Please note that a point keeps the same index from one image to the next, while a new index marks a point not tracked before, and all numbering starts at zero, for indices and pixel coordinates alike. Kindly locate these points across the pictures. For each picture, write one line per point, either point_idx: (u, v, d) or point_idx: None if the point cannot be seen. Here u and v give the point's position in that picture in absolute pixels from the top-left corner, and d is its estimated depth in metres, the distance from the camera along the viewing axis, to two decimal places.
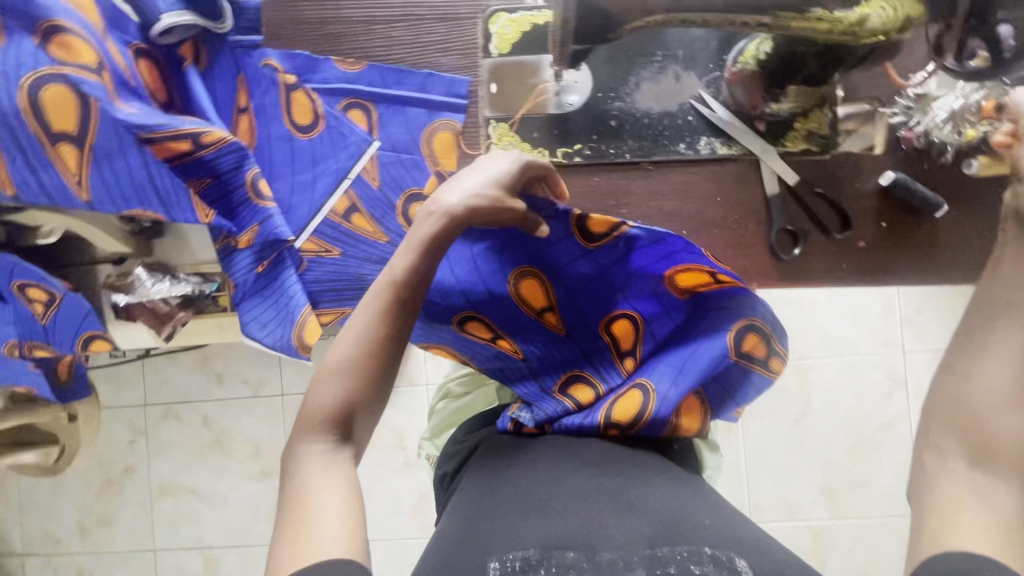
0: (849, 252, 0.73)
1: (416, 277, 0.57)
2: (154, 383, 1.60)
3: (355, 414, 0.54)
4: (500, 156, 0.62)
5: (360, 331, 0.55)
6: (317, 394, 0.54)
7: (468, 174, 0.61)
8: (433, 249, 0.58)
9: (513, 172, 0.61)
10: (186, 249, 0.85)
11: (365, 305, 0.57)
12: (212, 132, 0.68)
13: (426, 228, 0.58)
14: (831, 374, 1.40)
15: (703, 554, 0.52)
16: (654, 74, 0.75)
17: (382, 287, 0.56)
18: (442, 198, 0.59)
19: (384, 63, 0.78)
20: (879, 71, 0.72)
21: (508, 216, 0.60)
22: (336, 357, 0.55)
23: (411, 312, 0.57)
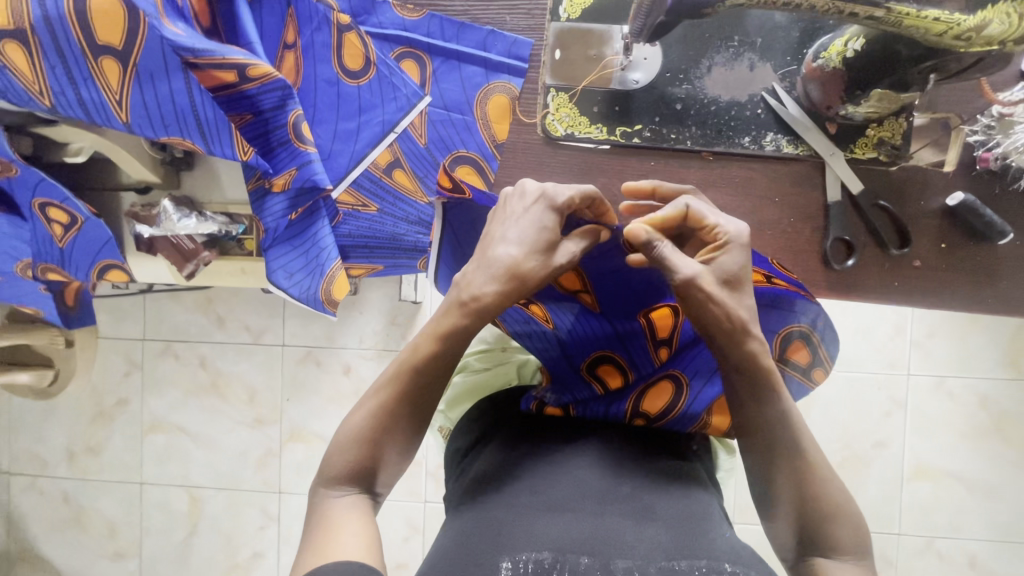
0: (902, 270, 0.71)
1: (437, 366, 0.55)
2: (154, 319, 1.57)
3: (371, 483, 0.56)
4: (532, 210, 0.57)
5: (377, 407, 0.55)
6: (334, 458, 0.55)
7: (501, 245, 0.55)
8: (458, 338, 0.55)
9: (551, 226, 0.56)
10: (215, 187, 0.82)
11: (386, 383, 0.56)
12: (259, 66, 0.63)
13: (448, 320, 0.55)
14: (834, 389, 1.40)
15: (723, 571, 0.49)
16: (728, 60, 0.71)
17: (402, 371, 0.55)
18: (475, 285, 0.54)
19: (446, 13, 0.73)
20: (968, 85, 0.68)
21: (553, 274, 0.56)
22: (352, 433, 0.55)
23: (430, 397, 0.56)
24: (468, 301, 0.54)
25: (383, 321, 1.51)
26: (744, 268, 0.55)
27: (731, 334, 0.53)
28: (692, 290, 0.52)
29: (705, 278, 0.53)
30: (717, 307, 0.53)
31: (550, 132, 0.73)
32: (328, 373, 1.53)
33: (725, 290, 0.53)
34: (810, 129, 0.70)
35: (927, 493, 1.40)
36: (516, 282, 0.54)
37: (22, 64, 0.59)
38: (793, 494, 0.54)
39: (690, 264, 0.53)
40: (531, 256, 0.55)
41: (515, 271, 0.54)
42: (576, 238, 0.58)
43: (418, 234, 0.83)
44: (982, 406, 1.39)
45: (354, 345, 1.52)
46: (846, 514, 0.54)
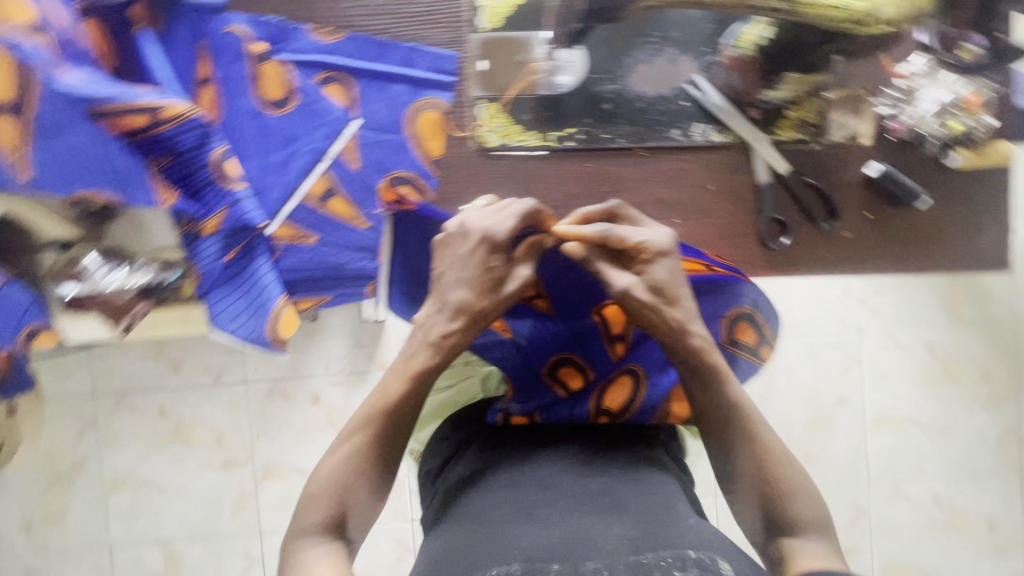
0: (835, 242, 0.74)
1: (406, 406, 0.57)
2: (104, 372, 1.49)
3: (347, 526, 0.56)
4: (476, 252, 0.57)
5: (347, 450, 0.56)
6: (308, 510, 0.56)
7: (453, 285, 0.57)
8: (428, 377, 0.57)
9: (496, 262, 0.58)
10: (143, 234, 0.78)
11: (356, 428, 0.57)
12: (170, 107, 0.64)
13: (420, 359, 0.57)
14: (795, 354, 1.45)
15: (688, 558, 0.49)
16: (649, 56, 0.72)
17: (374, 414, 0.56)
18: (433, 329, 0.57)
19: (365, 33, 0.73)
20: (871, 62, 0.72)
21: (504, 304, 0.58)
22: (325, 478, 0.56)
23: (402, 438, 0.57)
24: (436, 339, 0.57)
25: (348, 344, 1.48)
26: (675, 276, 0.58)
27: (681, 339, 0.57)
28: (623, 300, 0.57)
29: (635, 289, 0.57)
30: (654, 314, 0.57)
31: (484, 143, 0.73)
32: (296, 405, 1.49)
33: (655, 298, 0.57)
34: (734, 115, 0.72)
35: (891, 441, 1.48)
36: (472, 316, 0.57)
37: None
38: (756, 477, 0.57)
39: (621, 278, 0.57)
40: (482, 295, 0.57)
41: (469, 310, 0.57)
42: (523, 257, 0.59)
43: (362, 260, 0.77)
44: (929, 352, 1.47)
45: (321, 373, 1.48)
46: (806, 490, 0.58)
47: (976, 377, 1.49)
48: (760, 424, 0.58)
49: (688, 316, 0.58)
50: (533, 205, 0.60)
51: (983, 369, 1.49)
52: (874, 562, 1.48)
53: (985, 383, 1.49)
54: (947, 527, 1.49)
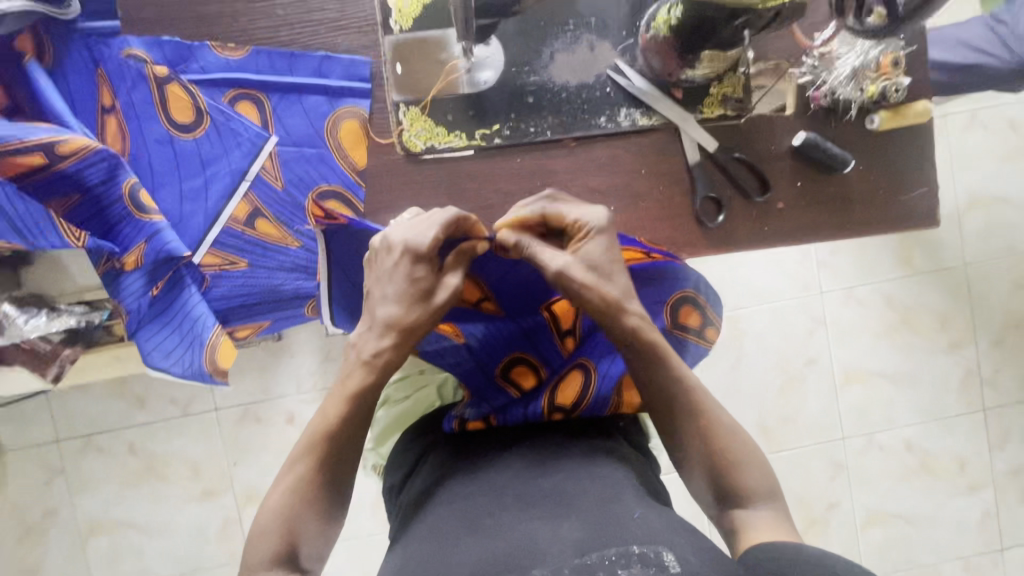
0: (771, 214, 0.74)
1: (350, 426, 0.55)
2: (64, 416, 1.43)
3: (300, 556, 0.54)
4: (399, 265, 0.56)
5: (293, 480, 0.54)
6: (256, 546, 0.53)
7: (381, 304, 0.56)
8: (371, 397, 0.56)
9: (423, 275, 0.56)
10: (64, 278, 0.75)
11: (301, 454, 0.55)
12: (71, 141, 0.61)
13: (354, 380, 0.55)
14: (761, 321, 1.47)
15: (631, 554, 0.49)
16: (568, 44, 0.71)
17: (315, 440, 0.54)
18: (364, 347, 0.56)
19: (271, 46, 0.69)
20: (786, 32, 0.72)
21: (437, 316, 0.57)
22: (272, 511, 0.53)
23: (348, 461, 0.55)
24: (369, 358, 0.56)
25: (317, 359, 1.45)
26: (609, 254, 0.59)
27: (620, 316, 0.57)
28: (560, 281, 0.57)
29: (572, 269, 0.57)
30: (591, 292, 0.56)
31: (409, 148, 0.71)
32: (270, 427, 1.45)
33: (592, 276, 0.57)
34: (658, 97, 0.72)
35: (861, 395, 1.51)
36: (403, 334, 0.56)
37: None
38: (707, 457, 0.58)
39: (557, 257, 0.57)
40: (411, 308, 0.56)
41: (399, 326, 0.56)
42: (450, 266, 0.58)
43: (296, 280, 0.75)
44: (888, 305, 1.51)
45: (293, 392, 1.45)
46: (756, 463, 0.58)
47: (935, 324, 1.53)
48: (707, 402, 0.58)
49: (624, 292, 0.58)
50: (456, 213, 0.58)
51: (940, 315, 1.53)
52: (857, 513, 1.51)
53: (943, 329, 1.53)
54: (921, 471, 1.54)
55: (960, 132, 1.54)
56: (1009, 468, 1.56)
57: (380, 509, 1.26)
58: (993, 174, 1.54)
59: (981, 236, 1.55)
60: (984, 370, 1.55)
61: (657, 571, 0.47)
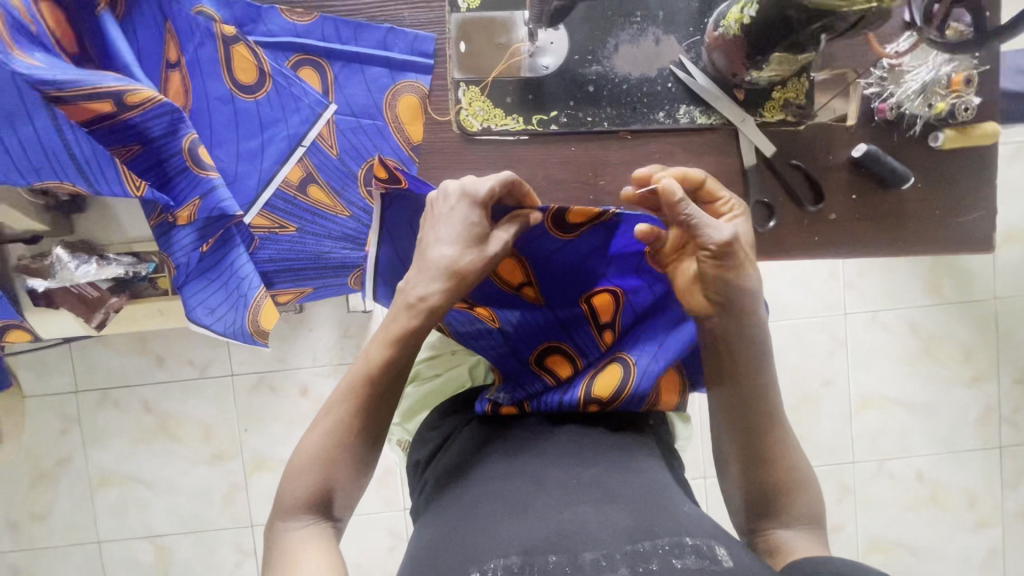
0: (821, 224, 0.73)
1: (390, 370, 0.55)
2: (85, 368, 1.45)
3: (332, 505, 0.54)
4: (457, 209, 0.57)
5: (331, 424, 0.54)
6: (292, 486, 0.53)
7: (435, 246, 0.56)
8: (411, 340, 0.56)
9: (479, 220, 0.57)
10: (114, 226, 0.75)
11: (342, 395, 0.55)
12: (140, 91, 0.60)
13: (401, 321, 0.55)
14: (782, 337, 1.46)
15: (684, 545, 0.49)
16: (633, 37, 0.71)
17: (359, 382, 0.55)
18: (416, 287, 0.56)
19: (339, 15, 0.70)
20: (857, 41, 0.71)
21: (488, 264, 0.57)
22: (307, 455, 0.54)
23: (384, 408, 0.55)
24: (416, 301, 0.55)
25: (336, 335, 1.46)
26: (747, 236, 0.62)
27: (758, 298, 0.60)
28: (728, 251, 0.57)
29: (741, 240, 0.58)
30: (750, 267, 0.59)
31: (466, 127, 0.71)
32: (284, 397, 1.47)
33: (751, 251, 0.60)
34: (720, 97, 0.71)
35: (876, 420, 1.50)
36: (456, 279, 0.56)
37: None
38: (752, 473, 0.60)
39: (724, 227, 0.58)
40: (466, 251, 0.56)
41: (455, 269, 0.56)
42: (505, 224, 0.59)
43: (344, 249, 0.76)
44: (912, 332, 1.49)
45: (309, 364, 1.46)
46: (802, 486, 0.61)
47: (958, 355, 1.51)
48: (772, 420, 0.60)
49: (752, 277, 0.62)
50: (512, 176, 0.59)
51: (965, 347, 1.51)
52: (861, 538, 1.50)
53: (967, 361, 1.51)
54: (930, 502, 1.52)
55: (1004, 162, 1.51)
56: (1020, 508, 1.54)
57: (384, 488, 1.27)
58: None
59: (1013, 271, 1.52)
60: (1004, 408, 1.52)
61: (711, 563, 0.48)
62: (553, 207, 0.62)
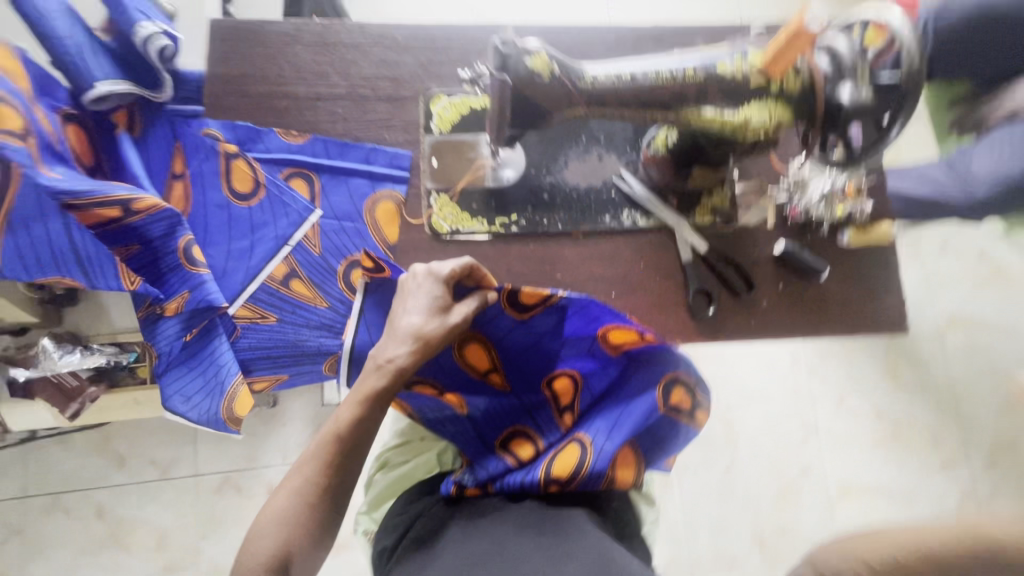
0: (756, 309, 0.82)
1: (361, 429, 0.59)
2: (38, 473, 1.36)
3: (291, 570, 0.54)
4: (423, 285, 0.65)
5: (298, 485, 0.56)
6: (254, 548, 0.53)
7: (404, 316, 0.64)
8: (383, 398, 0.61)
9: (442, 294, 0.65)
10: (103, 319, 0.80)
11: (311, 456, 0.58)
12: (144, 199, 0.69)
13: (372, 381, 0.61)
14: (752, 424, 1.48)
15: None
16: (580, 154, 0.83)
17: (325, 441, 0.58)
18: (393, 353, 0.62)
19: (328, 136, 0.81)
20: (765, 159, 0.85)
21: (452, 333, 0.65)
22: (274, 516, 0.54)
23: (352, 468, 0.58)
24: (384, 363, 0.62)
25: (308, 432, 1.43)
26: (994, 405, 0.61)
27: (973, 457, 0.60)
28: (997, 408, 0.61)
29: None
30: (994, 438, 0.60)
31: (437, 230, 0.80)
32: (249, 499, 1.40)
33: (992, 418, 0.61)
34: (655, 203, 0.82)
35: (858, 511, 1.48)
36: (421, 343, 0.63)
37: None
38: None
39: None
40: (430, 319, 0.64)
41: (421, 334, 0.63)
42: (466, 301, 0.67)
43: (321, 337, 0.80)
44: (878, 417, 1.54)
45: (279, 462, 1.42)
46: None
47: (926, 441, 1.54)
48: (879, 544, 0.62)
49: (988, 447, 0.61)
50: (471, 262, 0.67)
51: (931, 432, 1.55)
52: None
53: (935, 446, 1.54)
54: None
55: (936, 257, 1.63)
56: None
57: None
58: (973, 297, 1.62)
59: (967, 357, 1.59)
60: (980, 493, 1.53)
61: None
62: (508, 286, 0.67)
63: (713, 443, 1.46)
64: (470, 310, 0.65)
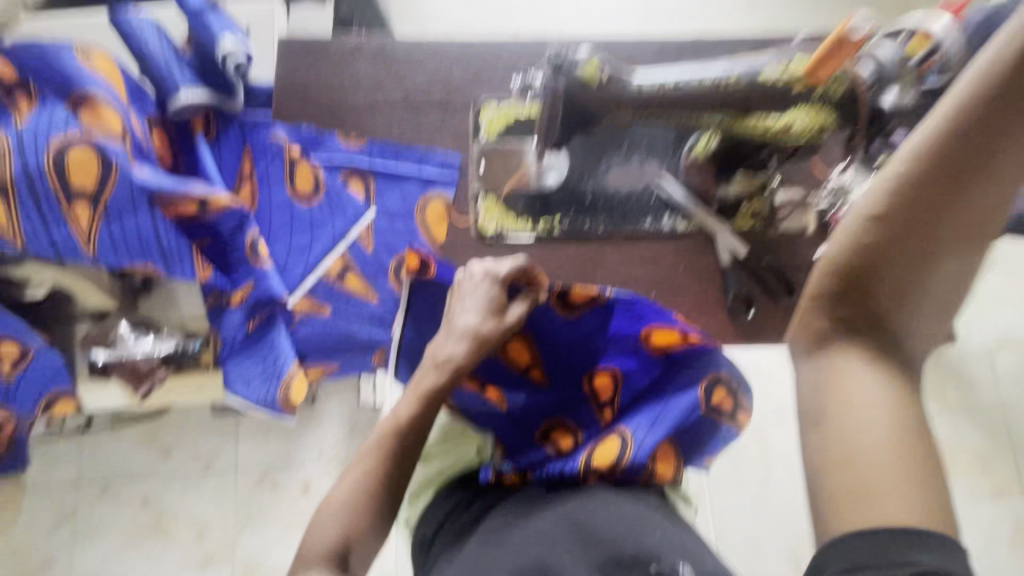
0: (796, 314, 0.83)
1: (417, 424, 0.64)
2: (92, 461, 1.41)
3: (351, 556, 0.57)
4: (480, 285, 0.70)
5: (357, 479, 0.61)
6: (318, 535, 0.57)
7: (462, 315, 0.69)
8: (439, 395, 0.66)
9: (498, 294, 0.70)
10: (173, 307, 0.85)
11: (368, 453, 0.63)
12: (218, 198, 0.76)
13: (429, 380, 0.66)
14: (790, 442, 1.43)
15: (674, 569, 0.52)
16: (622, 161, 0.84)
17: (386, 433, 0.63)
18: (448, 349, 0.67)
19: (386, 141, 0.87)
20: (806, 167, 0.86)
21: (509, 329, 0.69)
22: (338, 503, 0.59)
23: (409, 457, 0.63)
24: (442, 361, 0.67)
25: (343, 431, 1.44)
26: None
27: None
28: None
29: None
30: None
31: (482, 231, 0.84)
32: (285, 495, 1.40)
33: None
34: (697, 208, 0.84)
35: None
36: (476, 343, 0.67)
37: (84, 222, 0.71)
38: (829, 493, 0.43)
39: None
40: (486, 320, 0.69)
41: (478, 334, 0.68)
42: (519, 301, 0.71)
43: (371, 329, 0.84)
44: None
45: (314, 460, 1.42)
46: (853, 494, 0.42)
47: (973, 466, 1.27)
48: None
49: None
50: (524, 262, 0.72)
51: None
52: None
53: None
54: None
55: None
56: None
57: None
58: None
59: None
60: None
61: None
62: (559, 286, 0.74)
63: (750, 458, 1.41)
64: (525, 311, 0.70)
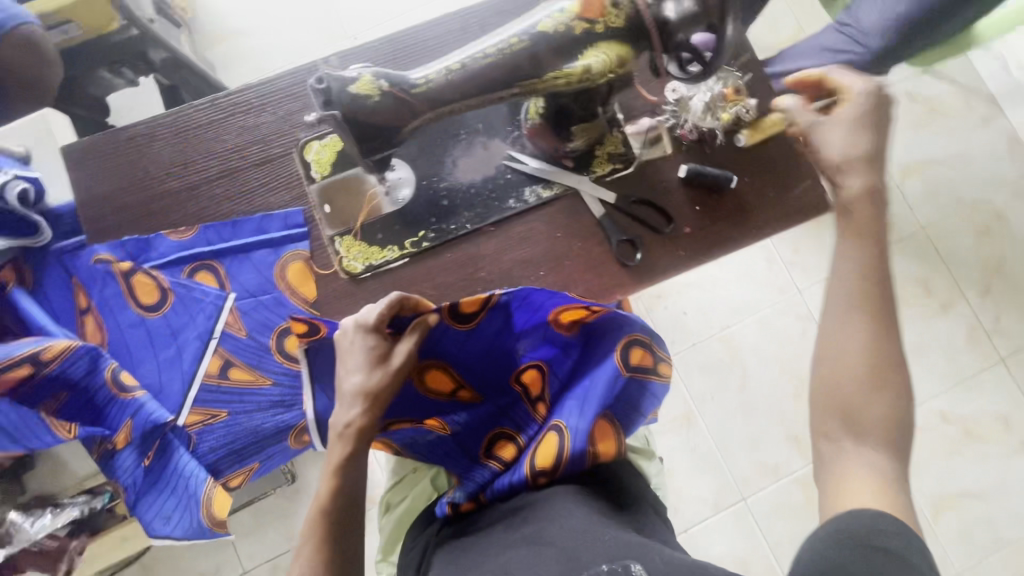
0: (681, 239, 0.82)
1: (340, 496, 0.61)
2: None
3: None
4: (356, 340, 0.65)
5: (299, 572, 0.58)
6: None
7: (347, 376, 0.64)
8: (353, 464, 0.62)
9: (376, 343, 0.65)
10: (63, 471, 0.78)
11: (304, 541, 0.60)
12: (52, 347, 0.71)
13: (337, 451, 0.63)
14: (751, 332, 1.43)
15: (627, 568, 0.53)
16: (465, 149, 0.82)
17: (314, 518, 0.60)
18: (347, 412, 0.63)
19: (214, 220, 0.79)
20: (633, 92, 0.85)
21: (399, 374, 0.64)
22: None
23: (344, 533, 0.60)
24: (344, 428, 0.63)
25: None
26: None
27: None
28: None
29: None
30: None
31: (350, 272, 0.79)
32: None
33: None
34: (554, 171, 0.82)
35: None
36: (371, 400, 0.63)
37: None
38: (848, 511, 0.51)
39: None
40: (372, 373, 0.63)
41: (368, 391, 0.63)
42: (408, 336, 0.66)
43: (276, 414, 0.80)
44: None
45: None
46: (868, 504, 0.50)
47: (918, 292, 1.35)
48: None
49: None
50: (398, 296, 0.66)
51: None
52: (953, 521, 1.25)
53: None
54: None
55: None
56: None
57: None
58: None
59: (948, 185, 1.40)
60: None
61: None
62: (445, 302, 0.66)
63: (723, 360, 1.41)
64: (411, 346, 0.65)
